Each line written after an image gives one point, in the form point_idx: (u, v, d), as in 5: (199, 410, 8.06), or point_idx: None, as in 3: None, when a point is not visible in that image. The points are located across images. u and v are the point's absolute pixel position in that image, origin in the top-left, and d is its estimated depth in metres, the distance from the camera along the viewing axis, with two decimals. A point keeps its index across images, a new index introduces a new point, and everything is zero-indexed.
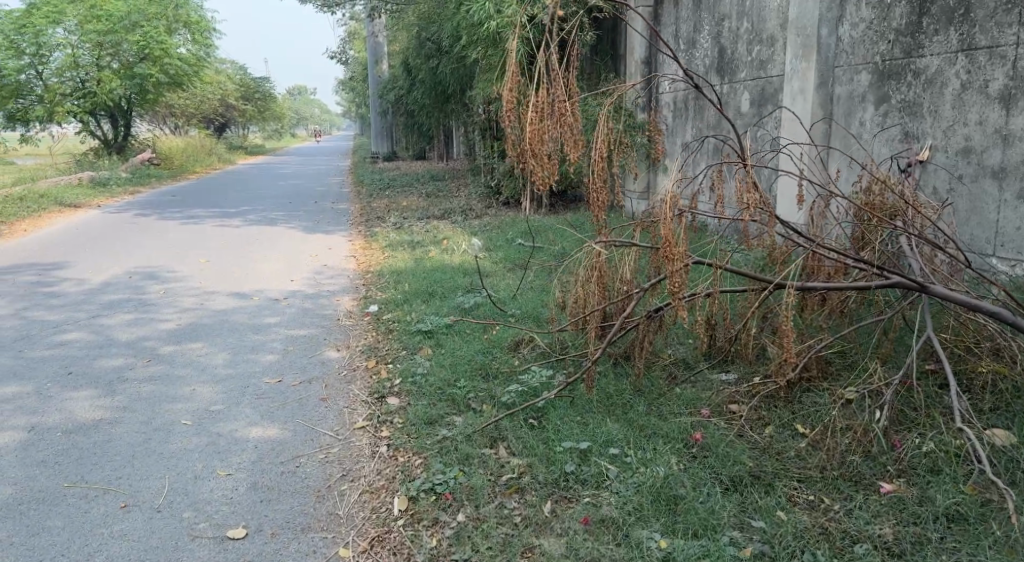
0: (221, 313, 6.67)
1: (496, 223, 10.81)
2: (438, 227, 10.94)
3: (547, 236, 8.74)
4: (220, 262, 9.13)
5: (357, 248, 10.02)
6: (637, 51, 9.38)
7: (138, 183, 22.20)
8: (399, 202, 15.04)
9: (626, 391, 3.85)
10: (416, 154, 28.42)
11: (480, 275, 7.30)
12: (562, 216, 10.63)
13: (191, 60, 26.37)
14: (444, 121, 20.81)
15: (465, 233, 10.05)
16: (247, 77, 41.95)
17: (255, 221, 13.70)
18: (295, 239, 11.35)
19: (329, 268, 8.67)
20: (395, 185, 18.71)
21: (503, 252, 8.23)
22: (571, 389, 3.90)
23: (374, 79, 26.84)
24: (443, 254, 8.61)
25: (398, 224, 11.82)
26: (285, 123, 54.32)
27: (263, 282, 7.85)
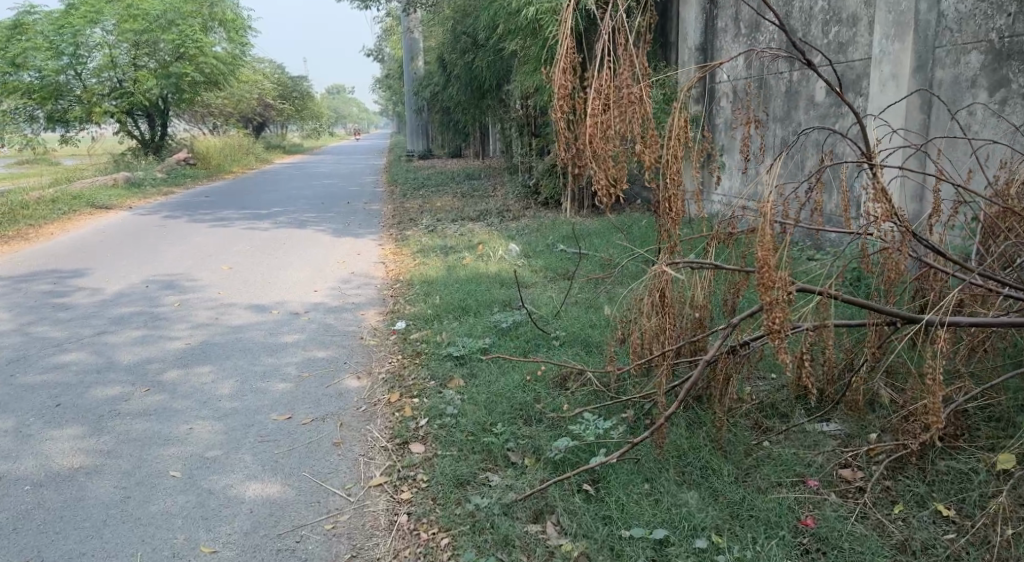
0: (235, 330, 6.06)
1: (536, 225, 10.10)
2: (473, 230, 10.26)
3: (592, 242, 8.00)
4: (242, 269, 8.56)
5: (388, 254, 9.39)
6: (690, 37, 8.62)
7: (172, 183, 21.90)
8: (434, 203, 14.40)
9: (704, 448, 3.14)
10: (453, 152, 27.82)
11: (518, 287, 6.60)
12: (607, 218, 9.90)
13: (229, 60, 26.06)
14: (481, 119, 20.14)
15: (502, 237, 9.35)
16: (285, 76, 41.76)
17: (285, 222, 13.16)
18: (324, 243, 10.76)
19: (356, 276, 8.06)
20: (431, 185, 18.09)
21: (544, 260, 7.52)
22: (634, 446, 3.20)
23: (409, 76, 26.31)
24: (478, 261, 7.94)
25: (432, 226, 11.17)
26: (323, 120, 54.14)
27: (284, 293, 7.25)
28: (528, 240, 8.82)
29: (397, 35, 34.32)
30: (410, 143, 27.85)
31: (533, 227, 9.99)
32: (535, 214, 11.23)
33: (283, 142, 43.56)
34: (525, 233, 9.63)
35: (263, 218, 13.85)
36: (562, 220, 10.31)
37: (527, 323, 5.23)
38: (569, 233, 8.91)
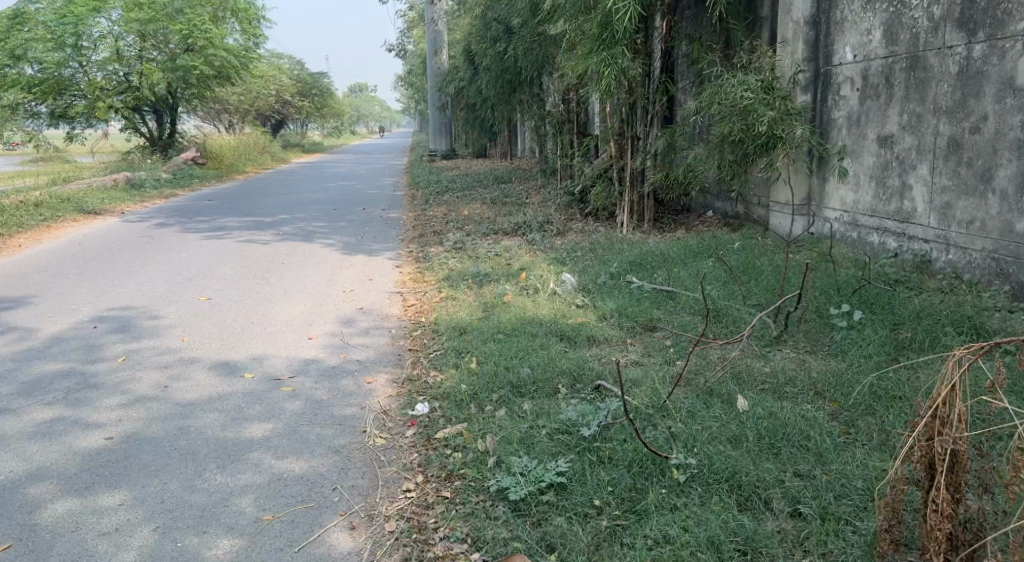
0: (184, 409, 4.26)
1: (588, 245, 8.20)
2: (513, 250, 8.39)
3: (672, 275, 6.11)
4: (225, 302, 6.78)
5: (406, 281, 7.53)
6: (798, 7, 6.90)
7: (178, 184, 20.21)
8: (461, 211, 12.56)
9: None
10: (478, 152, 25.88)
11: (584, 350, 4.72)
12: (677, 239, 8.02)
13: (241, 52, 24.15)
14: (511, 116, 18.24)
15: (550, 261, 7.47)
16: (304, 72, 39.99)
17: (289, 233, 11.36)
18: (330, 262, 8.95)
19: (364, 315, 6.23)
20: (456, 189, 16.22)
21: (613, 300, 5.64)
22: None
23: (433, 71, 24.46)
24: (523, 298, 6.08)
25: (461, 243, 9.30)
26: (343, 120, 52.66)
27: (266, 342, 5.43)
28: (585, 267, 6.94)
29: (420, 28, 32.38)
30: (432, 143, 26.01)
31: (585, 247, 8.10)
32: (583, 229, 9.33)
33: (301, 140, 41.85)
34: (576, 255, 7.75)
35: (264, 227, 12.08)
36: (619, 237, 8.41)
37: (616, 420, 3.36)
38: (633, 258, 7.04)
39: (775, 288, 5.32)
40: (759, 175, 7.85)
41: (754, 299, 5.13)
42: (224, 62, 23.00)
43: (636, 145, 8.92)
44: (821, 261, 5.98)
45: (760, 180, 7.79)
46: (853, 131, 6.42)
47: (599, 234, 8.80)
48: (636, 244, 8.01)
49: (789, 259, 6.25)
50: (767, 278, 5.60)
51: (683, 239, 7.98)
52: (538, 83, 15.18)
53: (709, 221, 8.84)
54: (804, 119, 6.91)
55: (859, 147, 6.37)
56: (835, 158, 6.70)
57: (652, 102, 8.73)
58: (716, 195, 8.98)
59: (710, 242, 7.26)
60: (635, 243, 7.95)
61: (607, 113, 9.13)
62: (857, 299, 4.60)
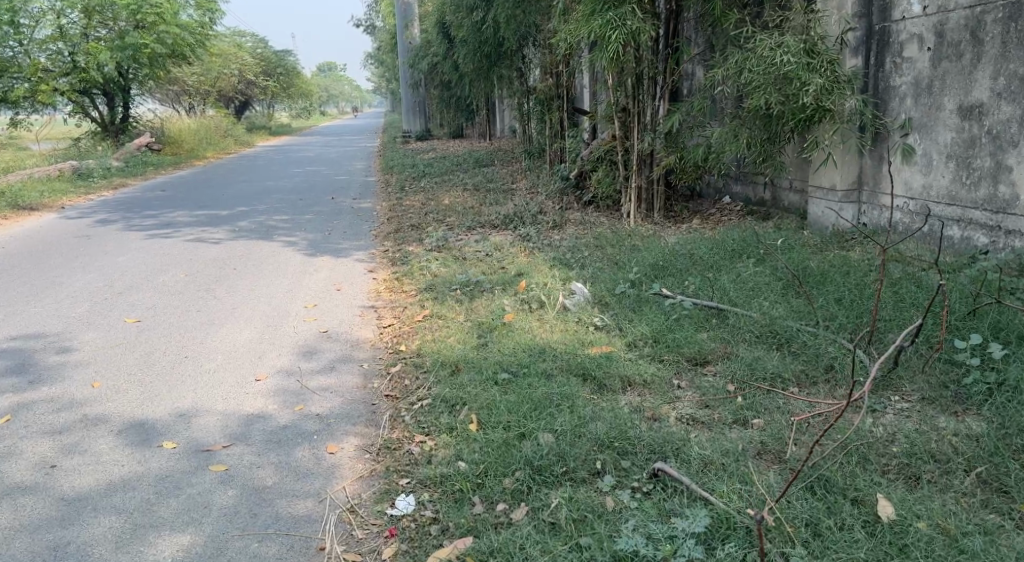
0: (66, 510, 3.02)
1: (594, 242, 7.02)
2: (507, 249, 7.18)
3: (712, 285, 4.94)
4: (157, 326, 5.51)
5: (380, 291, 6.31)
6: None
7: (130, 173, 18.71)
8: (441, 200, 11.34)
9: None
10: (454, 132, 24.45)
11: (619, 401, 3.54)
12: (697, 234, 6.89)
13: (198, 28, 22.53)
14: (490, 93, 16.95)
15: (554, 266, 6.28)
16: (268, 51, 38.11)
17: (248, 230, 10.05)
18: (292, 265, 7.68)
19: (331, 341, 5.03)
20: (434, 174, 14.91)
21: (640, 320, 4.48)
22: None
23: (404, 46, 23.03)
24: (526, 318, 4.93)
25: (443, 240, 8.07)
26: (311, 100, 50.92)
27: (199, 391, 4.20)
28: (597, 274, 5.75)
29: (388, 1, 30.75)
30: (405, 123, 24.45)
31: (592, 245, 6.91)
32: (584, 221, 8.16)
33: (268, 122, 40.03)
34: (583, 255, 6.55)
35: (220, 222, 10.74)
36: (629, 232, 7.25)
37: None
38: (655, 258, 5.84)
39: (853, 304, 4.18)
40: (794, 156, 6.70)
41: (831, 321, 3.98)
42: (178, 40, 21.38)
43: (643, 123, 7.75)
44: (893, 265, 4.87)
45: (796, 161, 6.65)
46: (922, 101, 5.30)
47: (603, 228, 7.63)
48: (651, 240, 6.86)
49: (850, 260, 5.12)
50: (838, 290, 4.44)
51: (706, 233, 6.83)
52: (521, 55, 13.88)
53: (730, 210, 7.69)
54: (856, 88, 5.75)
55: (930, 119, 5.26)
56: (897, 135, 5.57)
57: (661, 72, 7.56)
58: (737, 179, 7.83)
59: (742, 237, 6.12)
60: (647, 240, 6.81)
61: (609, 87, 7.95)
62: (981, 325, 3.49)
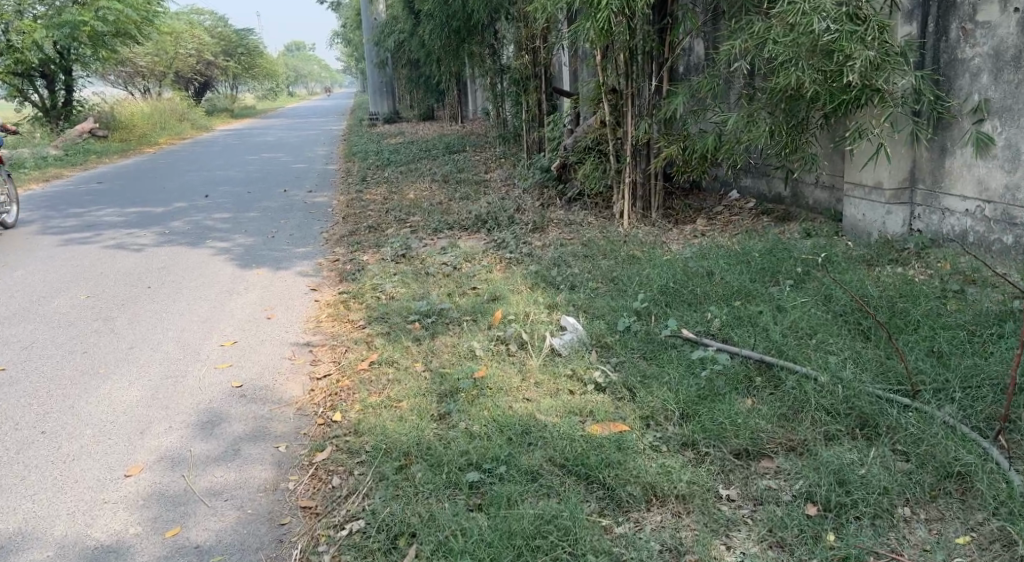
0: None
1: (582, 254, 5.92)
2: (478, 264, 6.05)
3: (743, 323, 3.81)
4: (19, 378, 4.29)
5: (320, 320, 5.11)
6: None
7: (70, 163, 17.27)
8: (406, 195, 10.15)
9: None
10: (423, 115, 23.05)
11: (642, 536, 2.43)
12: (706, 243, 5.80)
13: (144, 4, 20.97)
14: (461, 72, 15.68)
15: (535, 288, 5.17)
16: (228, 29, 36.26)
17: (183, 233, 8.82)
18: (222, 281, 6.47)
19: (247, 401, 3.84)
20: (399, 162, 13.66)
21: (655, 377, 3.37)
22: None
23: (369, 22, 21.61)
24: (502, 368, 3.80)
25: (404, 248, 6.93)
26: (278, 80, 49.17)
27: (41, 501, 3.03)
28: (592, 302, 4.62)
29: None
30: (372, 104, 23.07)
31: (580, 260, 5.80)
32: (569, 224, 7.03)
33: (231, 104, 38.29)
34: (569, 273, 5.44)
35: (153, 223, 9.49)
36: (624, 241, 6.13)
37: None
38: (661, 277, 4.72)
39: (950, 359, 3.07)
40: (824, 146, 5.57)
41: (932, 394, 2.85)
42: (122, 17, 19.86)
43: (638, 106, 6.58)
44: (976, 294, 3.78)
45: (830, 151, 5.50)
46: (1007, 78, 4.21)
47: (593, 234, 6.50)
48: (651, 252, 5.74)
49: (914, 283, 4.03)
50: (918, 337, 3.32)
51: (716, 241, 5.73)
52: (492, 30, 12.62)
53: (739, 209, 6.57)
54: (912, 61, 4.59)
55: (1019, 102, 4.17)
56: (966, 121, 4.46)
57: (660, 45, 6.37)
58: (747, 171, 6.71)
59: (765, 247, 5.01)
60: (646, 253, 5.71)
61: (597, 65, 6.77)
62: None
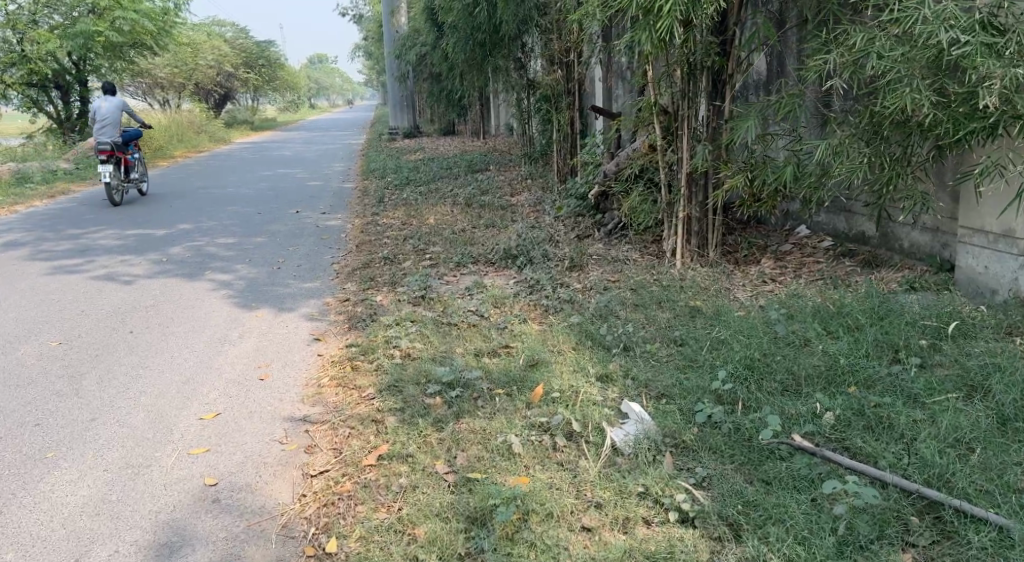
0: None
1: (634, 302, 5.05)
2: (509, 314, 5.19)
3: (865, 421, 2.96)
4: None
5: (321, 384, 4.25)
6: None
7: (79, 177, 16.60)
8: (426, 219, 9.32)
9: None
10: (444, 129, 22.31)
11: None
12: (781, 293, 4.92)
13: (161, 15, 20.37)
14: (486, 86, 14.90)
15: (580, 349, 4.31)
16: (249, 40, 35.72)
17: (181, 262, 8.03)
18: (215, 324, 5.64)
19: (222, 511, 3.00)
20: (419, 181, 12.84)
21: (769, 514, 2.55)
22: None
23: (390, 35, 20.92)
24: (550, 475, 2.93)
25: (424, 287, 6.08)
26: (298, 92, 48.70)
27: None
28: (653, 376, 3.74)
29: None
30: (393, 118, 22.36)
31: (632, 311, 4.91)
32: (612, 261, 6.16)
33: (251, 116, 37.72)
34: (619, 329, 4.56)
35: (151, 249, 8.72)
36: (681, 285, 5.25)
37: None
38: (739, 344, 3.84)
39: None
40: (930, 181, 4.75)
41: None
42: (136, 26, 19.24)
43: (696, 129, 5.71)
44: None
45: (936, 187, 4.63)
46: None
47: (642, 277, 5.63)
48: (716, 302, 4.86)
49: None
50: None
51: (793, 292, 4.85)
52: (520, 43, 11.80)
53: (812, 249, 5.74)
54: None
55: None
56: None
57: (724, 59, 5.50)
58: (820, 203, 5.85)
59: (863, 304, 4.13)
60: (710, 304, 4.83)
61: (648, 81, 5.90)
62: None
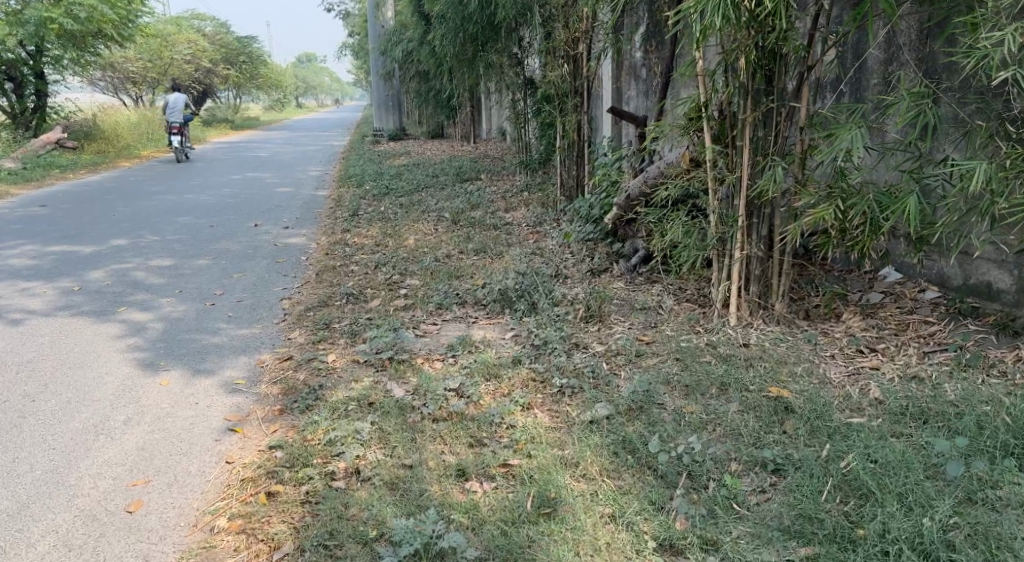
0: None
1: (681, 382, 3.56)
2: (506, 398, 3.70)
3: None
4: None
5: (213, 526, 2.83)
6: None
7: (27, 177, 15.03)
8: (406, 240, 7.85)
9: None
10: (432, 132, 20.84)
11: None
12: (893, 379, 3.46)
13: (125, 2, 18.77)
14: (478, 85, 13.42)
15: (612, 477, 2.83)
16: (230, 36, 34.02)
17: (97, 292, 6.53)
18: (100, 394, 4.15)
19: None
20: (400, 190, 11.31)
21: None
22: None
23: (375, 29, 19.40)
24: None
25: (394, 342, 4.61)
26: (282, 91, 47.15)
27: None
28: (754, 554, 2.42)
29: None
30: (377, 119, 20.85)
31: (683, 399, 3.44)
32: (640, 313, 4.68)
33: (233, 114, 35.99)
34: (668, 431, 3.08)
35: (69, 274, 7.21)
36: (744, 355, 3.80)
37: None
38: (899, 498, 2.55)
39: None
40: None
41: None
42: (95, 14, 17.56)
43: (759, 141, 4.23)
44: None
45: None
46: None
47: (685, 340, 4.16)
48: (802, 389, 3.40)
49: None
50: None
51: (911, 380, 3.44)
52: (517, 36, 10.32)
53: (911, 301, 4.28)
54: None
55: None
56: None
57: (807, 45, 4.00)
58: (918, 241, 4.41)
59: None
60: (793, 389, 3.37)
61: (695, 75, 4.43)
62: None
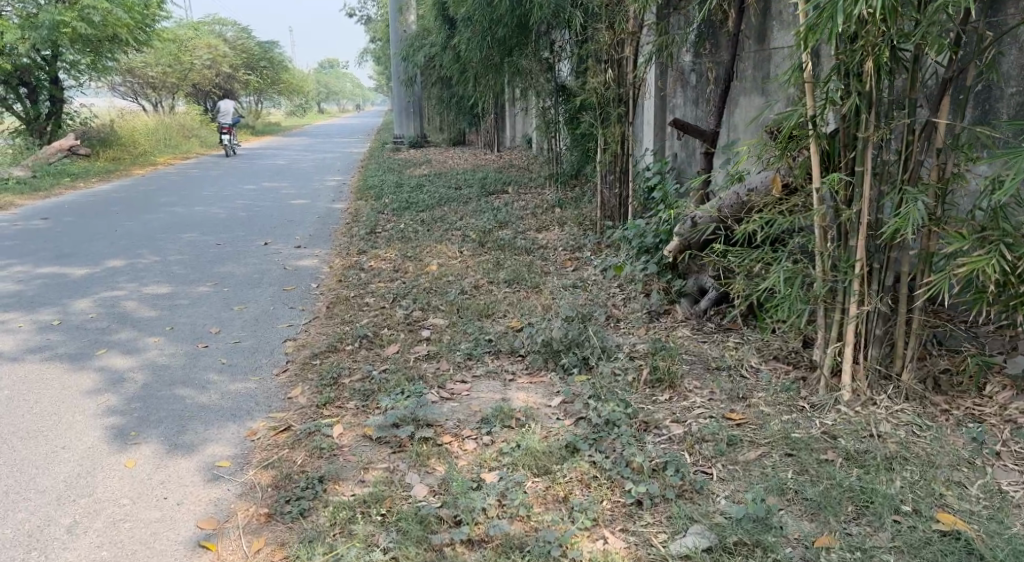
0: None
1: (803, 496, 2.75)
2: (565, 507, 2.83)
3: None
4: None
5: None
6: None
7: (34, 187, 14.32)
8: (429, 265, 6.97)
9: None
10: (455, 140, 20.01)
11: None
12: None
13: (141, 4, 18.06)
14: (505, 92, 12.54)
15: None
16: (251, 42, 33.41)
17: (78, 327, 5.71)
18: (43, 482, 3.33)
19: None
20: (421, 205, 10.44)
21: None
22: None
23: (397, 34, 18.59)
24: None
25: (416, 407, 3.72)
26: (302, 98, 46.61)
27: None
28: None
29: None
30: (397, 126, 20.05)
31: (812, 529, 2.63)
32: (720, 380, 3.77)
33: (253, 119, 35.35)
34: None
35: (53, 303, 6.41)
36: (880, 457, 2.94)
37: None
38: None
39: None
40: None
41: None
42: (109, 18, 16.87)
43: (885, 168, 3.32)
44: None
45: None
46: None
47: (788, 422, 3.26)
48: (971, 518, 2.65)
49: None
50: None
51: None
52: (550, 39, 9.36)
53: None
54: None
55: None
56: None
57: (954, 44, 3.10)
58: None
59: None
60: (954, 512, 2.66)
61: (800, 83, 3.51)
62: None
